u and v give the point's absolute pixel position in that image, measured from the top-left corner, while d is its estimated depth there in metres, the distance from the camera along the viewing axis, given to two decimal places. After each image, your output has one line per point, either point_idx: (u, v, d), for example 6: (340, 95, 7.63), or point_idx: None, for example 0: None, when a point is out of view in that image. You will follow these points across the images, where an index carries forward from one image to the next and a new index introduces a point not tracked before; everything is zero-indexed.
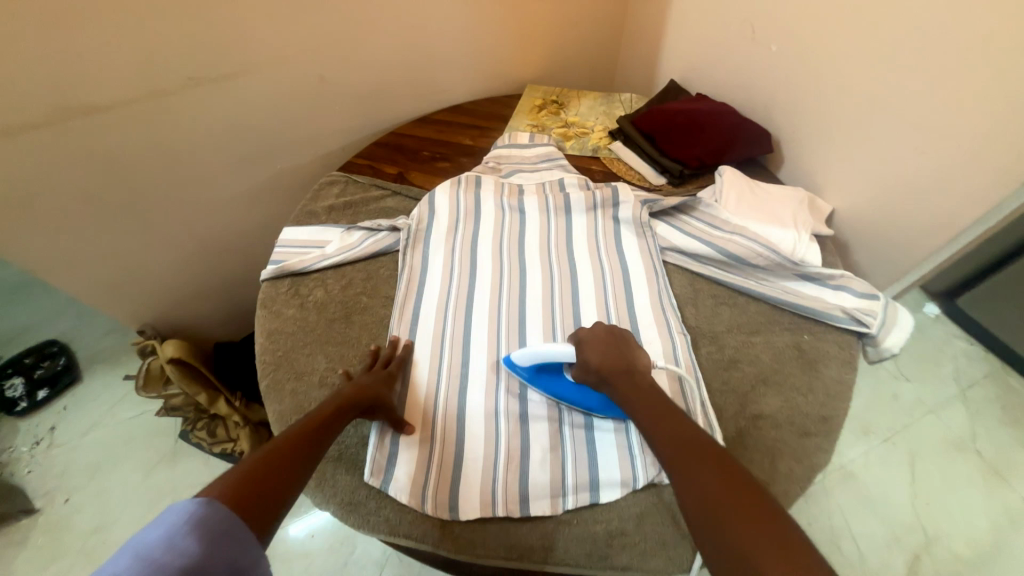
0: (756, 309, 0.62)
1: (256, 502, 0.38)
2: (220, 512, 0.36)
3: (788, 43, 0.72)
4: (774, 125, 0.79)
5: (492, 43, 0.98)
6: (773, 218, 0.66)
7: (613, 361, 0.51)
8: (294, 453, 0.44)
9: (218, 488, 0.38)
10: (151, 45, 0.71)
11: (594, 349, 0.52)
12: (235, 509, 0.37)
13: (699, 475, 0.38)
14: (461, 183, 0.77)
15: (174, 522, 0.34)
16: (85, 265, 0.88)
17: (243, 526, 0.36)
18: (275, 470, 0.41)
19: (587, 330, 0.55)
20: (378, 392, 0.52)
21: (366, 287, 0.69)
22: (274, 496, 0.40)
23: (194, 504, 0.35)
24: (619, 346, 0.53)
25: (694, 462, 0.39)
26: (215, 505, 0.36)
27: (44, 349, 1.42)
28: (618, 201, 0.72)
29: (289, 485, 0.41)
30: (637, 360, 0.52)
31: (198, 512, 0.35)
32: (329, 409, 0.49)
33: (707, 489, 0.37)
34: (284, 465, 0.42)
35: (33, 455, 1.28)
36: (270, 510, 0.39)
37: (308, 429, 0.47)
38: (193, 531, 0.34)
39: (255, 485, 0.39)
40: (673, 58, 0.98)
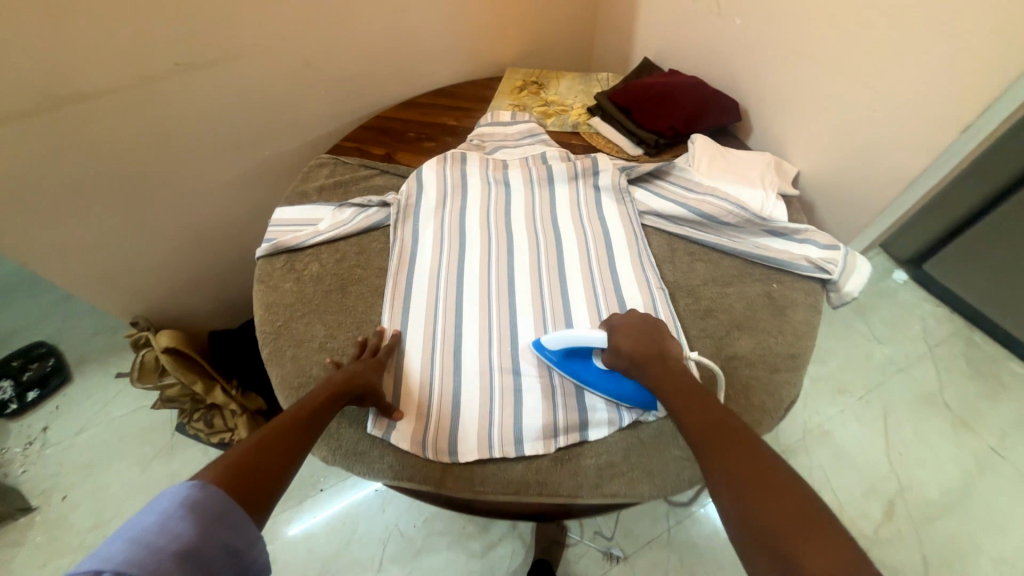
0: (729, 263, 0.67)
1: (249, 487, 0.41)
2: (212, 498, 0.38)
3: (751, 15, 0.76)
4: (742, 95, 0.84)
5: (472, 27, 1.01)
6: (743, 179, 0.71)
7: (645, 346, 0.52)
8: (284, 442, 0.46)
9: (210, 473, 0.40)
10: (137, 32, 0.73)
11: (626, 336, 0.53)
12: (228, 493, 0.39)
13: (725, 458, 0.39)
14: (447, 160, 0.80)
15: (168, 508, 0.36)
16: (77, 255, 0.89)
17: (234, 510, 0.39)
18: (265, 456, 0.43)
19: (620, 318, 0.56)
20: (369, 380, 0.54)
21: (359, 260, 0.72)
22: (265, 479, 0.42)
23: (186, 491, 0.38)
24: (650, 333, 0.53)
25: (721, 444, 0.40)
26: (209, 490, 0.38)
27: (31, 351, 1.40)
28: (597, 170, 0.76)
29: (277, 469, 0.43)
30: (669, 345, 0.53)
31: (190, 496, 0.37)
32: (318, 399, 0.50)
33: (736, 468, 0.38)
34: (277, 451, 0.44)
35: (27, 456, 1.27)
36: (262, 493, 0.41)
37: (297, 417, 0.48)
38: (186, 516, 0.36)
39: (248, 471, 0.41)
40: (646, 36, 1.02)
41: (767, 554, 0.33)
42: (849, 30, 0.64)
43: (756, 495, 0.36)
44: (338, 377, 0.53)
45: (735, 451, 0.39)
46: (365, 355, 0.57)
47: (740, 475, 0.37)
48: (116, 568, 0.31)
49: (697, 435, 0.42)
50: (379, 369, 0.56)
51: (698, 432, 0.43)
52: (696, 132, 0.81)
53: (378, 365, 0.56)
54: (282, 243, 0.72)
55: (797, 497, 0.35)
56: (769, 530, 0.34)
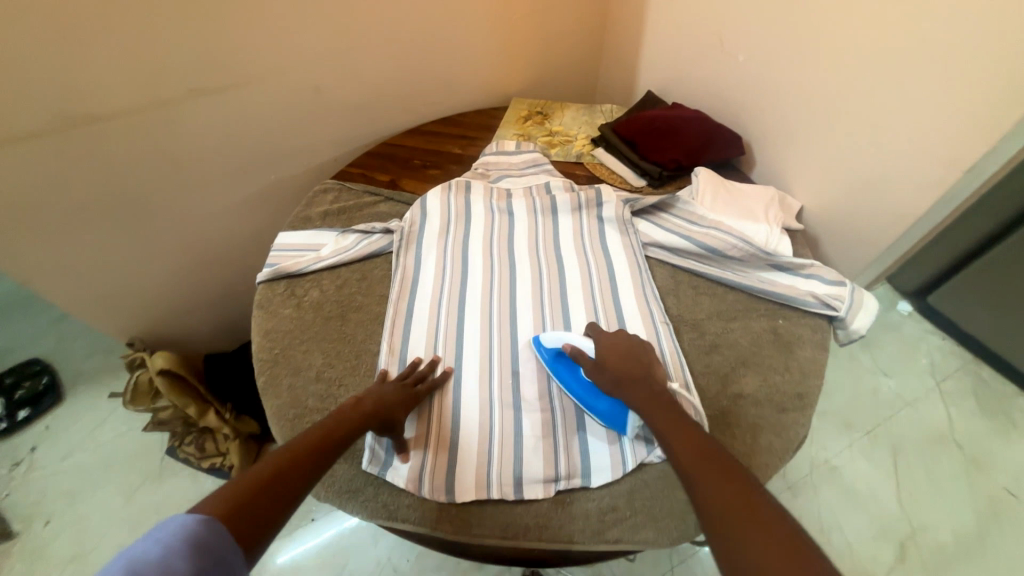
0: (734, 298, 0.66)
1: (253, 520, 0.39)
2: (216, 533, 0.36)
3: (752, 53, 0.78)
4: (744, 129, 0.85)
5: (479, 57, 1.03)
6: (746, 214, 0.71)
7: (630, 368, 0.53)
8: (293, 475, 0.44)
9: (214, 504, 0.38)
10: (151, 58, 0.74)
11: (615, 353, 0.54)
12: (229, 527, 0.37)
13: (711, 483, 0.39)
14: (451, 188, 0.80)
15: (169, 538, 0.34)
16: (78, 275, 0.89)
17: (233, 547, 0.37)
18: (270, 488, 0.41)
19: (607, 337, 0.57)
20: (393, 414, 0.52)
21: (360, 287, 0.71)
22: (267, 513, 0.40)
23: (190, 522, 0.36)
24: (636, 353, 0.55)
25: (709, 467, 0.41)
26: (213, 526, 0.36)
27: (25, 368, 1.40)
28: (601, 202, 0.76)
29: (282, 504, 0.41)
30: (655, 370, 0.53)
31: (192, 528, 0.35)
32: (338, 428, 0.49)
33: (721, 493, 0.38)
34: (283, 482, 0.42)
35: (13, 478, 1.24)
36: (262, 529, 0.39)
37: (311, 445, 0.46)
38: (187, 550, 0.34)
39: (252, 504, 0.39)
40: (650, 71, 1.04)
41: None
42: (850, 70, 0.65)
43: (742, 519, 0.36)
44: (368, 404, 0.52)
45: (718, 476, 0.40)
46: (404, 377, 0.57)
47: (726, 503, 0.38)
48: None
49: (685, 460, 0.42)
50: (406, 402, 0.54)
51: (685, 457, 0.43)
52: (700, 165, 0.82)
53: (405, 394, 0.54)
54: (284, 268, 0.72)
55: (782, 526, 0.35)
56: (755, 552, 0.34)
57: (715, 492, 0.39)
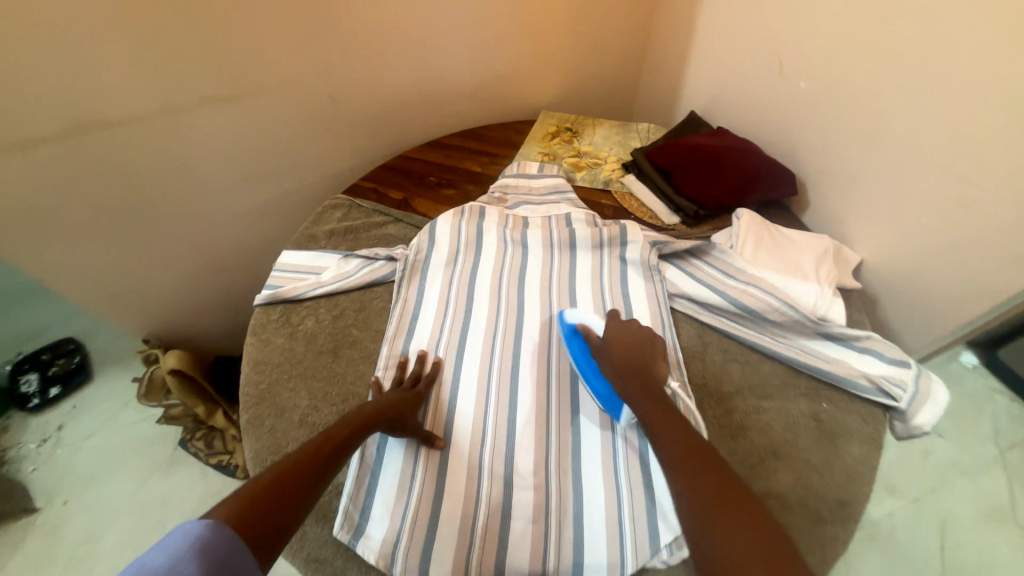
0: (771, 369, 0.57)
1: (267, 530, 0.36)
2: (227, 538, 0.34)
3: (816, 80, 0.67)
4: (798, 165, 0.74)
5: (507, 67, 0.96)
6: (794, 269, 0.61)
7: (631, 361, 0.52)
8: (307, 480, 0.41)
9: (228, 509, 0.36)
10: (163, 64, 0.71)
11: (618, 346, 0.54)
12: (243, 534, 0.35)
13: (700, 474, 0.38)
14: (464, 213, 0.75)
15: (176, 551, 0.31)
16: (92, 276, 0.87)
17: (244, 558, 0.34)
18: (283, 492, 0.39)
19: (616, 322, 0.57)
20: (400, 413, 0.51)
21: (357, 320, 0.66)
22: (280, 521, 0.37)
23: (201, 527, 0.33)
24: (643, 347, 0.53)
25: (691, 461, 0.39)
26: (221, 530, 0.34)
27: (60, 346, 1.44)
28: (625, 241, 0.68)
29: (298, 507, 0.39)
30: (657, 366, 0.52)
31: (203, 535, 0.33)
32: (346, 431, 0.47)
33: (709, 483, 0.37)
34: (298, 488, 0.40)
35: (39, 454, 1.29)
36: (278, 536, 0.36)
37: (321, 449, 0.44)
38: (196, 562, 0.31)
39: (265, 511, 0.37)
40: (693, 89, 0.94)
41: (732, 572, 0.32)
42: (936, 113, 0.54)
43: (723, 513, 0.35)
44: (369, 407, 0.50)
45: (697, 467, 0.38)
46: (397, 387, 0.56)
47: (701, 492, 0.37)
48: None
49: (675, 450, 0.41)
50: (413, 405, 0.53)
51: (676, 448, 0.41)
52: (743, 204, 0.72)
53: (411, 398, 0.54)
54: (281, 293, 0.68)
55: (756, 518, 0.34)
56: (727, 548, 0.33)
57: (707, 481, 0.37)
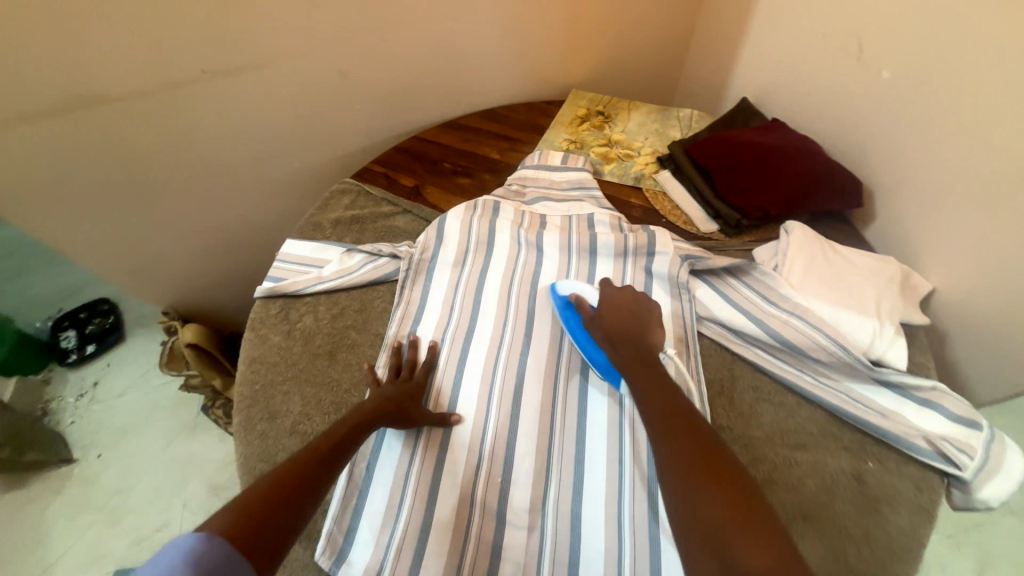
0: (809, 416, 0.50)
1: (271, 535, 0.34)
2: (221, 548, 0.32)
3: (904, 69, 0.55)
4: (867, 172, 0.63)
5: (536, 40, 0.87)
6: (849, 300, 0.53)
7: (625, 329, 0.52)
8: (304, 485, 0.39)
9: (225, 518, 0.34)
10: (163, 34, 0.65)
11: (613, 313, 0.53)
12: (239, 544, 0.33)
13: (679, 443, 0.39)
14: (477, 209, 0.69)
15: (172, 563, 0.30)
16: (108, 251, 0.85)
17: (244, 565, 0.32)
18: (283, 499, 0.37)
19: (613, 289, 0.56)
20: (401, 404, 0.50)
21: (357, 321, 0.63)
22: (281, 526, 0.35)
23: (194, 540, 0.31)
24: (635, 312, 0.53)
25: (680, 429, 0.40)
26: (216, 542, 0.32)
27: (97, 305, 1.48)
28: (652, 251, 0.60)
29: (298, 511, 0.37)
30: (651, 332, 0.51)
31: (197, 546, 0.31)
32: (343, 431, 0.45)
33: (692, 453, 0.38)
34: (298, 488, 0.38)
35: (77, 407, 1.37)
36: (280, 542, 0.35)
37: (320, 449, 0.42)
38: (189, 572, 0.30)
39: (264, 516, 0.35)
40: (748, 69, 0.82)
41: (706, 544, 0.33)
42: None
43: (703, 486, 0.36)
44: (369, 405, 0.49)
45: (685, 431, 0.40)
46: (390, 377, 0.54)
47: (685, 459, 0.38)
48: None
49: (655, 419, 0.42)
50: (409, 396, 0.52)
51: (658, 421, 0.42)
52: (794, 214, 0.63)
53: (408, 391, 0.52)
54: (280, 288, 0.65)
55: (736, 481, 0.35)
56: (710, 516, 0.34)
57: (691, 453, 0.38)
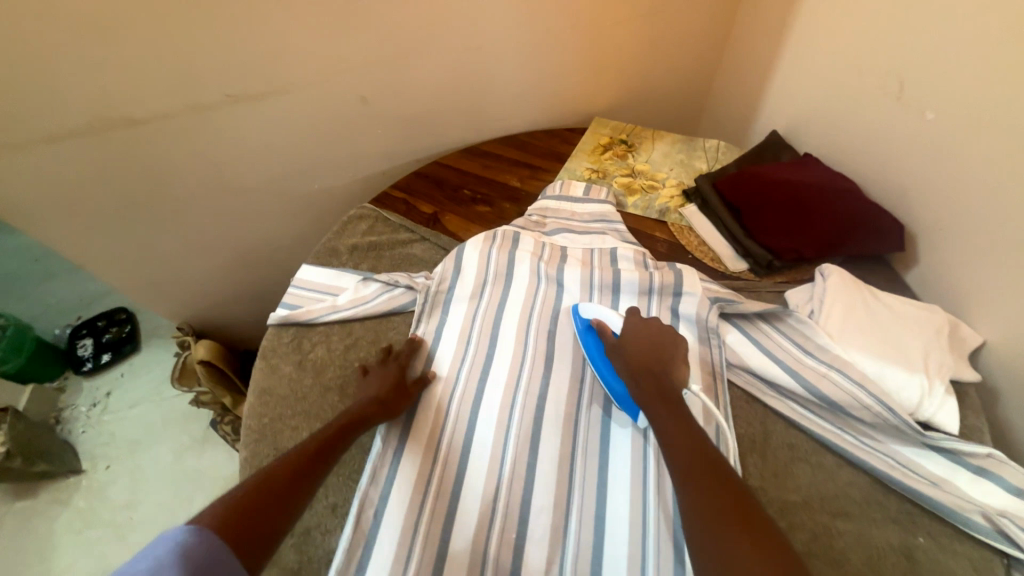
0: (851, 480, 0.46)
1: (257, 534, 0.36)
2: (209, 543, 0.34)
3: (951, 109, 0.53)
4: (909, 214, 0.60)
5: (560, 68, 0.86)
6: (894, 353, 0.49)
7: (648, 360, 0.49)
8: (289, 486, 0.40)
9: (213, 514, 0.36)
10: (191, 60, 0.66)
11: (636, 343, 0.51)
12: (229, 537, 0.35)
13: (708, 498, 0.38)
14: (496, 239, 0.67)
15: (161, 555, 0.32)
16: (126, 268, 0.85)
17: (233, 565, 0.34)
18: (270, 498, 0.39)
19: (638, 320, 0.53)
20: (385, 400, 0.52)
21: (370, 353, 0.61)
22: (267, 532, 0.37)
23: (183, 534, 0.33)
24: (661, 344, 0.51)
25: (701, 480, 0.39)
26: (204, 534, 0.34)
27: (115, 314, 1.50)
28: (679, 291, 0.58)
29: (283, 514, 0.38)
30: (675, 365, 0.49)
31: (186, 542, 0.33)
32: (329, 434, 0.46)
33: (724, 507, 0.37)
34: (283, 489, 0.40)
35: (88, 417, 1.37)
36: (266, 540, 0.36)
37: (309, 449, 0.44)
38: (177, 566, 0.32)
39: (250, 519, 0.37)
40: (778, 101, 0.80)
41: None
42: None
43: (728, 534, 0.35)
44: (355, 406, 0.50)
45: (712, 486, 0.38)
46: (375, 369, 0.56)
47: (713, 514, 0.36)
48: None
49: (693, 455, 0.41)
50: (395, 387, 0.53)
51: (683, 465, 0.41)
52: (830, 255, 0.60)
53: (397, 382, 0.54)
54: (294, 317, 0.63)
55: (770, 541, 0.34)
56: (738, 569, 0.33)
57: (718, 505, 0.37)
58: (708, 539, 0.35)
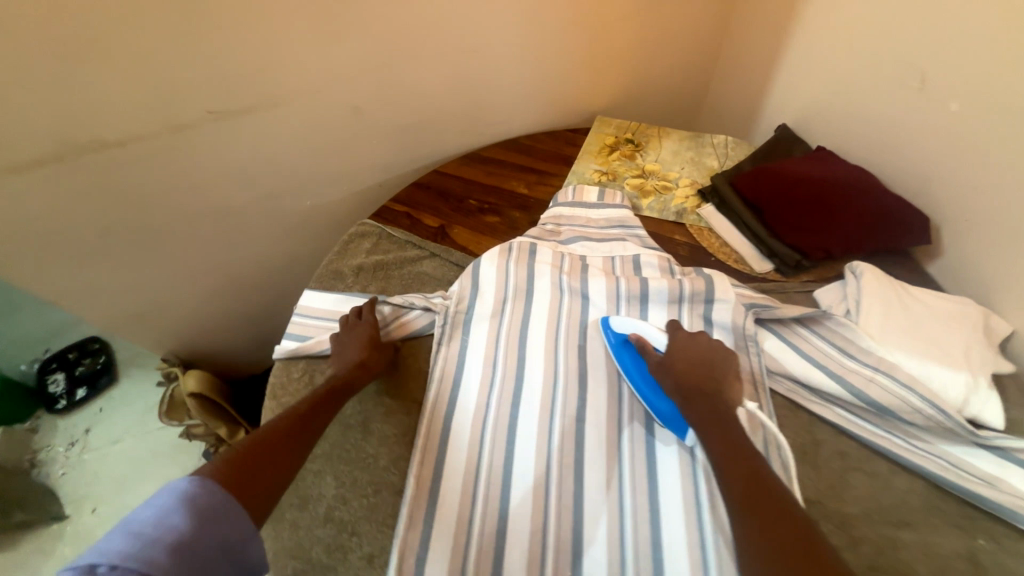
0: (904, 485, 0.46)
1: (255, 488, 0.39)
2: (210, 492, 0.37)
3: (974, 101, 0.52)
4: (931, 206, 0.59)
5: (561, 68, 0.83)
6: (935, 350, 0.48)
7: (698, 379, 0.47)
8: (282, 444, 0.43)
9: (211, 468, 0.38)
10: (165, 76, 0.60)
11: (684, 360, 0.49)
12: (226, 486, 0.38)
13: (770, 528, 0.35)
14: (512, 252, 0.64)
15: (165, 501, 0.35)
16: (104, 304, 0.78)
17: (233, 509, 0.37)
18: (265, 453, 0.41)
19: (682, 335, 0.52)
20: (363, 358, 0.54)
21: (390, 385, 0.57)
22: (265, 483, 0.40)
23: (185, 483, 0.36)
24: (711, 362, 0.49)
25: (760, 507, 0.37)
26: (206, 485, 0.37)
27: (87, 345, 1.38)
28: (711, 298, 0.56)
29: (280, 468, 0.41)
30: (729, 384, 0.47)
31: (189, 490, 0.36)
32: (315, 398, 0.49)
33: (785, 535, 0.35)
34: (276, 446, 0.43)
35: (69, 457, 1.27)
36: (264, 491, 0.39)
37: (297, 412, 0.47)
38: (183, 510, 0.34)
39: (246, 472, 0.39)
40: (786, 94, 0.79)
41: None
42: None
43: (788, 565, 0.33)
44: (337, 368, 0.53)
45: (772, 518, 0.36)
46: (345, 330, 0.58)
47: (775, 543, 0.35)
48: (123, 561, 0.31)
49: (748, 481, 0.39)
50: (372, 348, 0.56)
51: (739, 493, 0.39)
52: (855, 251, 0.59)
53: (372, 341, 0.56)
54: (305, 349, 0.59)
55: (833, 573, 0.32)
56: None
57: (774, 530, 0.35)
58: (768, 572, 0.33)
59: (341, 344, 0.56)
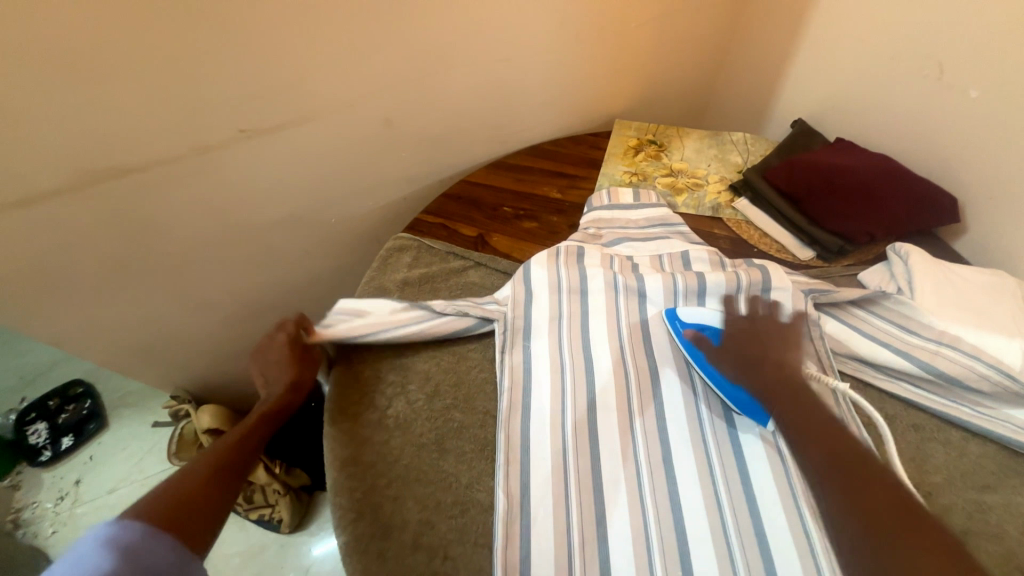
0: (978, 452, 0.48)
1: (188, 522, 0.37)
2: (135, 530, 0.35)
3: (995, 88, 0.56)
4: (956, 188, 0.63)
5: (584, 74, 0.85)
6: (988, 321, 0.51)
7: (767, 357, 0.51)
8: (219, 479, 0.42)
9: (141, 508, 0.37)
10: (198, 95, 0.57)
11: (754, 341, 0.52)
12: (154, 525, 0.36)
13: (859, 486, 0.39)
14: (561, 255, 0.63)
15: (86, 548, 0.33)
16: (116, 339, 0.72)
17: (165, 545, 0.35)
18: (197, 494, 0.39)
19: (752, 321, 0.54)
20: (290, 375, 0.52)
21: (457, 399, 0.55)
22: (202, 516, 0.38)
23: (105, 528, 0.34)
24: (774, 341, 0.52)
25: (849, 468, 0.40)
26: (129, 526, 0.35)
27: (69, 389, 1.19)
28: (768, 287, 0.57)
29: (215, 502, 0.40)
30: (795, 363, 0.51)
31: (111, 533, 0.34)
32: (248, 426, 0.47)
33: (874, 491, 0.38)
34: (211, 484, 0.41)
35: (58, 514, 1.07)
36: (197, 525, 0.38)
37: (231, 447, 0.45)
38: (106, 553, 0.33)
39: (176, 512, 0.37)
40: (802, 91, 0.84)
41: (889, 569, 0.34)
42: None
43: (876, 521, 0.37)
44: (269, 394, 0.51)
45: (857, 476, 0.40)
46: (261, 349, 0.54)
47: (863, 495, 0.38)
48: None
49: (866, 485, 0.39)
50: (299, 364, 0.53)
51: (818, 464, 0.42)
52: (888, 234, 0.62)
53: (297, 357, 0.53)
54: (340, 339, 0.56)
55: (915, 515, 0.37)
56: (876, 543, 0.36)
57: (868, 490, 0.39)
58: (857, 523, 0.37)
59: (263, 359, 0.53)
